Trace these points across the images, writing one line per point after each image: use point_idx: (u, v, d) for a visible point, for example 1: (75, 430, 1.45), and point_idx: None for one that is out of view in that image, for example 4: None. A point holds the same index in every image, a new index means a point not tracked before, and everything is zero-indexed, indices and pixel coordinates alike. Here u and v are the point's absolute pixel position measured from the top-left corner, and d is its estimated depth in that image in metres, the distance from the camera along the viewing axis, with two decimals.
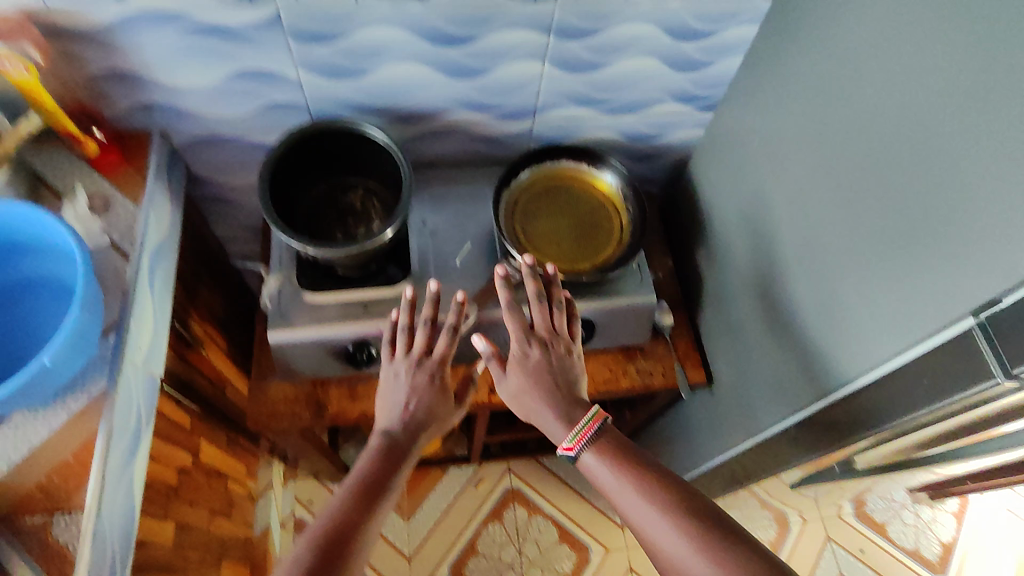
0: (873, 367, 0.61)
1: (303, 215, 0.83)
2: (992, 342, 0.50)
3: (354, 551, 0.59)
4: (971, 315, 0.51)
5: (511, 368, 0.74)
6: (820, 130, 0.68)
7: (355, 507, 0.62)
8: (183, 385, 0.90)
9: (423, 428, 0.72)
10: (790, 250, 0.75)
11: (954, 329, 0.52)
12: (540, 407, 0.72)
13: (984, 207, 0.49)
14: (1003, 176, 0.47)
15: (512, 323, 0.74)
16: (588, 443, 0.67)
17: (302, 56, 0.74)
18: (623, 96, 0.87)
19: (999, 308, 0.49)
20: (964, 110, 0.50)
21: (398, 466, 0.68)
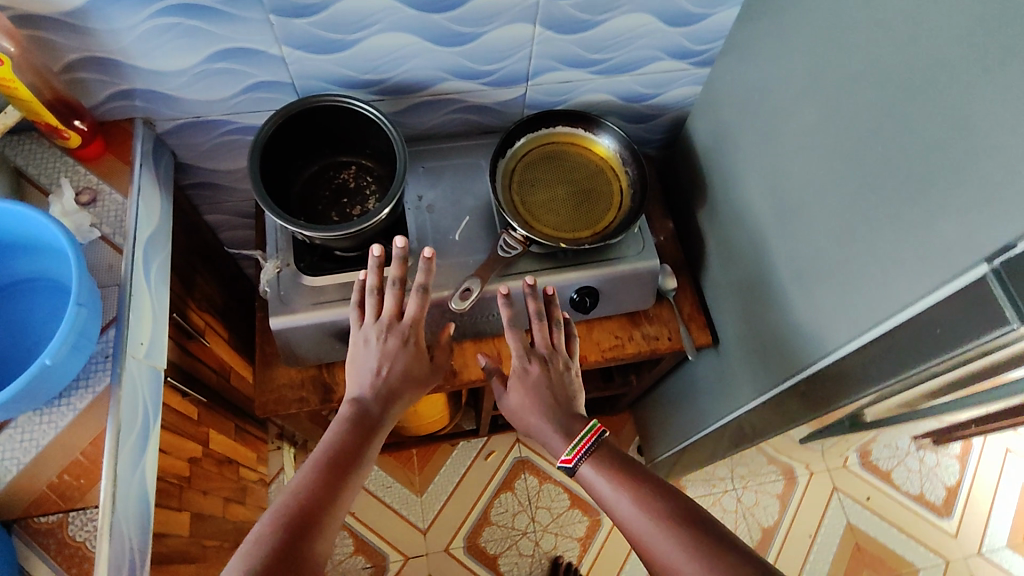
0: (884, 319, 0.60)
1: (297, 199, 0.82)
2: (1007, 289, 0.48)
3: (319, 523, 0.57)
4: (985, 261, 0.49)
5: (512, 383, 0.76)
6: (822, 81, 0.66)
7: (322, 479, 0.60)
8: (186, 377, 0.89)
9: (393, 393, 0.72)
10: (794, 207, 0.73)
11: (966, 278, 0.51)
12: (537, 422, 0.73)
13: (998, 150, 0.47)
14: (1015, 118, 0.45)
15: (512, 338, 0.76)
16: (586, 456, 0.67)
17: (284, 30, 0.71)
18: (617, 55, 0.84)
19: (1014, 253, 0.47)
20: (978, 50, 0.48)
21: (367, 435, 0.67)
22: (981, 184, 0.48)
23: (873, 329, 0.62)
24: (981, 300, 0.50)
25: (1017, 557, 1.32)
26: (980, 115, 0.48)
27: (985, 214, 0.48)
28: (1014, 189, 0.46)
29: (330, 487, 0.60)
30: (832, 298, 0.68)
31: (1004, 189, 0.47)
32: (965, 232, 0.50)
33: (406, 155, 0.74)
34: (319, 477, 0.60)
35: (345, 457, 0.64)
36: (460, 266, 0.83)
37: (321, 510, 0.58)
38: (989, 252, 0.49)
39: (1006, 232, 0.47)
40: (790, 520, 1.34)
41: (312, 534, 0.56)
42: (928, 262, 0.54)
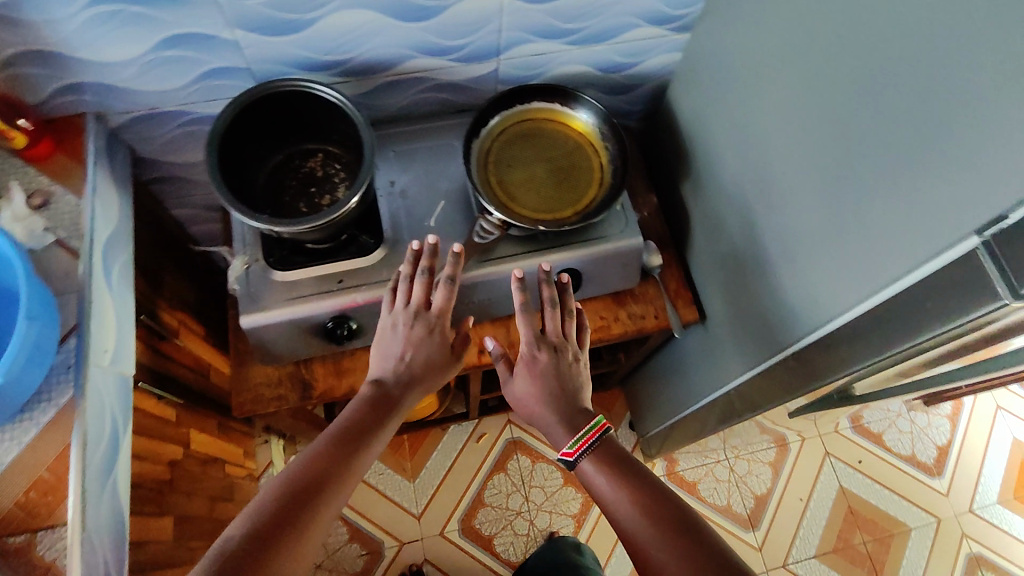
0: (875, 291, 0.58)
1: (263, 190, 0.78)
2: (999, 262, 0.46)
3: (324, 492, 0.58)
4: (976, 233, 0.46)
5: (518, 370, 0.74)
6: (806, 48, 0.62)
7: (333, 452, 0.61)
8: (159, 381, 0.86)
9: (416, 378, 0.71)
10: (781, 179, 0.70)
11: (957, 251, 0.48)
12: (542, 411, 0.72)
13: (994, 118, 0.44)
14: (1007, 83, 0.42)
15: (524, 325, 0.74)
16: (588, 452, 0.66)
17: (234, 12, 0.66)
18: (592, 23, 0.80)
19: (1007, 224, 0.44)
20: (972, 8, 0.44)
21: (383, 413, 0.67)
22: (974, 153, 0.45)
23: (860, 302, 0.60)
24: (975, 275, 0.48)
25: (1009, 512, 1.32)
26: (974, 79, 0.45)
27: (978, 185, 0.46)
28: (1010, 159, 0.43)
29: (338, 462, 0.61)
30: (820, 274, 0.66)
31: (999, 159, 0.44)
32: (958, 204, 0.47)
33: (373, 141, 0.70)
34: (327, 451, 0.61)
35: (357, 433, 0.64)
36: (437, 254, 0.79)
37: (327, 480, 0.59)
38: (983, 225, 0.46)
39: (1001, 205, 0.44)
40: (783, 487, 1.34)
41: (316, 501, 0.57)
42: (919, 236, 0.52)
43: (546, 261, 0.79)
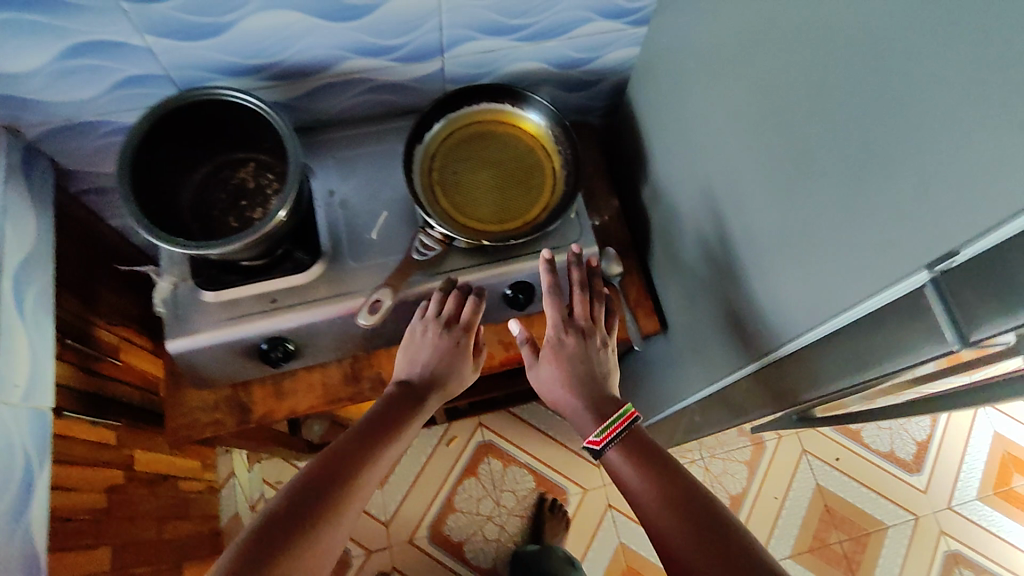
0: (822, 322, 0.52)
1: (190, 205, 0.73)
2: (948, 302, 0.40)
3: (357, 471, 0.58)
4: (928, 266, 0.40)
5: (544, 356, 0.73)
6: (758, 52, 0.57)
7: (364, 436, 0.62)
8: (92, 404, 0.82)
9: (440, 379, 0.72)
10: (737, 190, 0.65)
11: (904, 287, 0.43)
12: (568, 398, 0.70)
13: (934, 147, 0.39)
14: (954, 107, 0.37)
15: (551, 309, 0.72)
16: (615, 441, 0.63)
17: (141, 17, 0.60)
18: (541, 19, 0.73)
19: (958, 262, 0.39)
20: (922, 16, 0.38)
21: (408, 408, 0.68)
22: (913, 182, 0.41)
23: (805, 331, 0.55)
24: (915, 313, 0.43)
25: (989, 508, 1.30)
26: (919, 98, 0.39)
27: (914, 219, 0.41)
28: (951, 193, 0.38)
29: (368, 447, 0.61)
30: (771, 294, 0.61)
31: (939, 193, 0.39)
32: (896, 237, 0.43)
33: (297, 158, 0.66)
34: (350, 439, 0.61)
35: (378, 423, 0.64)
36: (378, 269, 0.75)
37: (352, 461, 0.59)
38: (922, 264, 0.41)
39: (936, 244, 0.39)
40: (759, 486, 1.32)
41: (347, 478, 0.57)
42: (858, 266, 0.47)
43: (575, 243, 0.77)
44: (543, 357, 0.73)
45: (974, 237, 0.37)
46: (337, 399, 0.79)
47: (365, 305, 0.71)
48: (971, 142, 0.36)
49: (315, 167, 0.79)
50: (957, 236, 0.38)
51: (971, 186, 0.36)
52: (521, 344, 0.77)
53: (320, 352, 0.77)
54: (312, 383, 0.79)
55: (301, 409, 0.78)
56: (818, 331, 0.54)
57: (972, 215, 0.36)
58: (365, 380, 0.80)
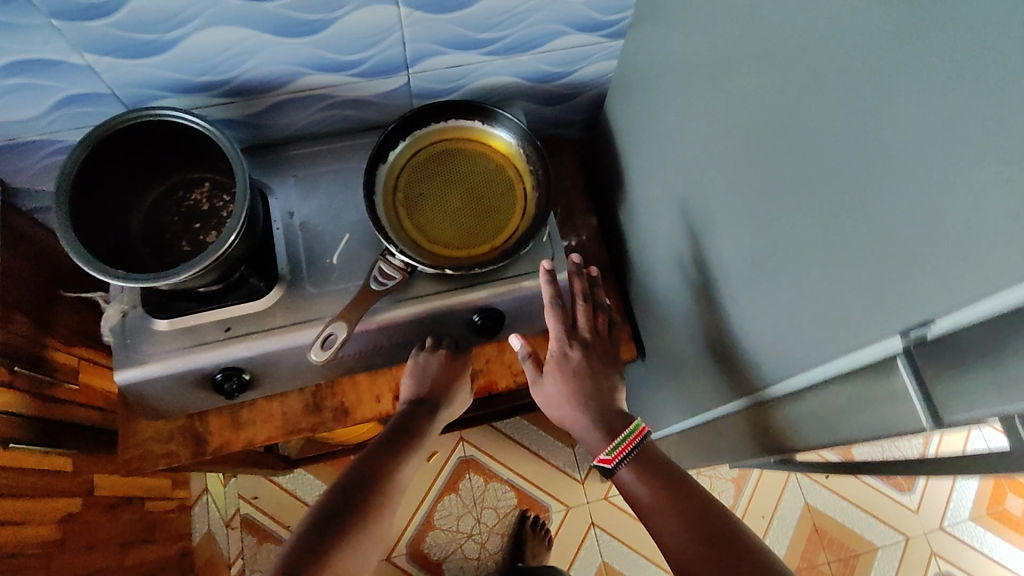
0: (802, 373, 0.49)
1: (139, 228, 0.69)
2: (919, 378, 0.38)
3: (390, 478, 0.59)
4: (899, 335, 0.38)
5: (549, 370, 0.70)
6: (730, 78, 0.53)
7: (393, 444, 0.63)
8: (43, 432, 0.78)
9: (450, 393, 0.73)
10: (711, 220, 0.62)
11: (880, 350, 0.40)
12: (574, 412, 0.67)
13: (906, 204, 0.35)
14: (925, 164, 0.33)
15: (553, 320, 0.71)
16: (627, 460, 0.59)
17: (77, 35, 0.56)
18: (510, 35, 0.69)
19: (930, 337, 0.36)
20: (889, 57, 0.34)
21: (419, 423, 0.68)
22: (884, 240, 0.37)
23: (786, 380, 0.52)
24: (891, 378, 0.40)
25: (981, 529, 1.27)
26: (889, 149, 0.35)
27: (890, 280, 0.37)
28: (926, 260, 0.34)
29: (395, 453, 0.63)
30: (745, 333, 0.58)
31: (912, 256, 0.35)
32: (872, 296, 0.39)
33: (245, 172, 0.62)
34: (368, 454, 0.61)
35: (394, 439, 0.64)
36: (340, 295, 0.71)
37: (383, 467, 0.60)
38: (898, 328, 0.37)
39: (918, 311, 0.36)
40: (747, 504, 1.29)
41: (382, 484, 0.58)
42: (833, 320, 0.44)
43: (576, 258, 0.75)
44: (548, 372, 0.70)
45: (954, 309, 0.33)
46: (297, 429, 0.76)
47: (317, 341, 0.67)
48: (945, 205, 0.32)
49: (274, 186, 0.75)
50: (937, 307, 0.34)
51: (947, 253, 0.33)
52: (523, 360, 0.74)
53: (279, 382, 0.74)
54: (271, 412, 0.76)
55: (260, 439, 0.76)
56: (799, 381, 0.50)
57: (950, 284, 0.33)
58: (327, 409, 0.77)
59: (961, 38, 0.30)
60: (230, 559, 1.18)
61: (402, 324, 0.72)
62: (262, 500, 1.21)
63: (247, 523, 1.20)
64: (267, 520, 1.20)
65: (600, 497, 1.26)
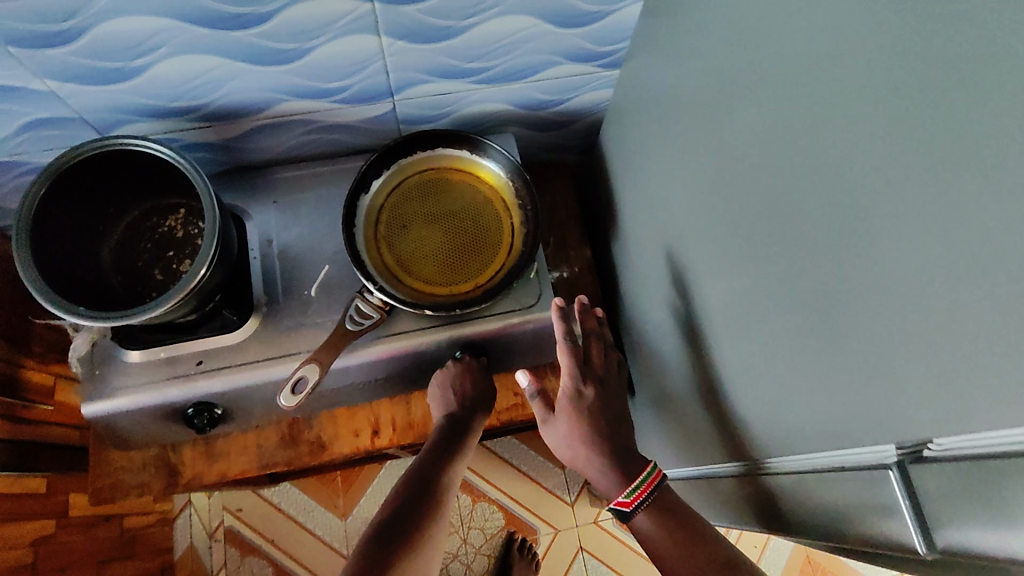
0: (797, 457, 0.46)
1: (112, 256, 0.68)
2: (910, 495, 0.36)
3: (434, 499, 0.62)
4: (894, 447, 0.36)
5: (561, 411, 0.65)
6: (722, 131, 0.50)
7: (432, 464, 0.65)
8: (16, 454, 0.77)
9: (476, 408, 0.71)
10: (703, 269, 0.59)
11: (875, 455, 0.38)
12: (591, 456, 0.62)
13: (913, 303, 0.32)
14: (936, 263, 0.30)
15: (566, 357, 0.65)
16: (645, 504, 0.56)
17: (35, 62, 0.54)
18: (500, 63, 0.67)
19: (925, 456, 0.35)
20: (893, 140, 0.32)
21: (461, 438, 0.69)
22: (887, 335, 0.34)
23: (782, 458, 0.49)
24: (891, 485, 0.37)
25: None
26: (891, 239, 0.33)
27: (891, 377, 0.35)
28: (936, 367, 0.31)
29: (436, 471, 0.64)
30: (735, 394, 0.55)
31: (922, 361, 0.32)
32: (874, 390, 0.36)
33: (212, 199, 0.59)
34: (410, 486, 0.62)
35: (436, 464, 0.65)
36: (317, 330, 0.68)
37: (427, 490, 0.62)
38: (904, 436, 0.35)
39: (924, 419, 0.33)
40: (739, 532, 1.26)
41: (427, 505, 0.61)
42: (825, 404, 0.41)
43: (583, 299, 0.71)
44: (560, 413, 0.65)
45: (967, 431, 0.30)
46: (273, 463, 0.75)
47: (287, 384, 0.63)
48: (956, 310, 0.30)
49: (251, 210, 0.73)
50: (943, 417, 0.32)
51: (955, 363, 0.30)
52: (533, 399, 0.69)
53: (252, 416, 0.72)
54: (246, 445, 0.75)
55: (233, 473, 0.75)
56: (795, 462, 0.47)
57: (959, 397, 0.30)
58: (303, 442, 0.76)
59: (975, 134, 0.27)
60: (213, 571, 1.17)
61: (379, 362, 0.69)
62: (247, 512, 1.20)
63: (231, 535, 1.19)
64: (251, 533, 1.19)
65: (590, 520, 1.24)
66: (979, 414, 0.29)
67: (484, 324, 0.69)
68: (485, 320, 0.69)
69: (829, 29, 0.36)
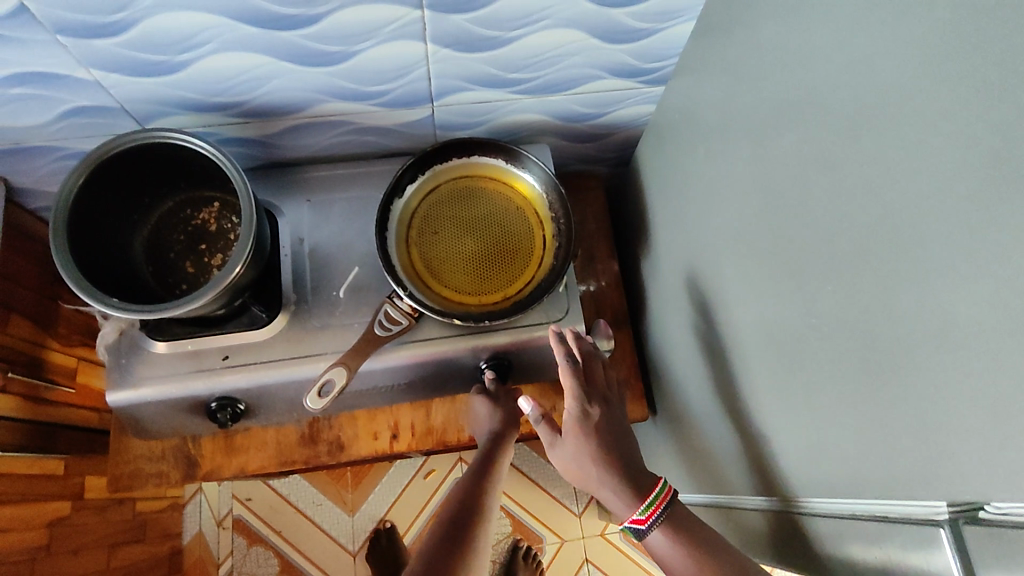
0: (836, 499, 0.46)
1: (144, 246, 0.69)
2: (962, 555, 0.35)
3: (477, 525, 0.59)
4: (945, 505, 0.36)
5: (568, 431, 0.62)
6: (771, 160, 0.50)
7: (469, 490, 0.62)
8: (35, 436, 0.77)
9: (510, 432, 0.69)
10: (737, 297, 0.58)
11: (922, 508, 0.37)
12: (603, 477, 0.59)
13: (984, 361, 0.31)
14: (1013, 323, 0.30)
15: (568, 379, 0.63)
16: (661, 521, 0.55)
17: (83, 52, 0.54)
18: (544, 75, 0.66)
19: (980, 517, 0.34)
20: (971, 190, 0.31)
21: (487, 483, 0.64)
22: (950, 389, 0.33)
23: (819, 499, 0.48)
24: (943, 546, 0.36)
25: None
26: (961, 292, 0.32)
27: (950, 433, 0.34)
28: (1003, 431, 0.31)
29: (475, 495, 0.62)
30: (767, 426, 0.54)
31: (987, 421, 0.31)
32: (930, 443, 0.36)
33: (249, 196, 0.59)
34: (452, 513, 0.59)
35: (464, 512, 0.59)
36: (344, 332, 0.68)
37: (470, 516, 0.59)
38: (960, 496, 0.34)
39: (985, 482, 0.32)
40: None
41: (468, 530, 0.57)
42: (875, 447, 0.40)
43: (576, 326, 0.69)
44: (567, 434, 0.62)
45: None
46: (290, 461, 0.75)
47: (314, 388, 0.65)
48: None
49: (284, 206, 0.73)
50: (1005, 483, 0.31)
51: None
52: (535, 421, 0.67)
53: (274, 414, 0.72)
54: (264, 442, 0.76)
55: (251, 468, 0.75)
56: (834, 505, 0.47)
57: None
58: (322, 442, 0.76)
59: None
60: (219, 559, 1.17)
61: (402, 369, 0.69)
62: (256, 501, 1.20)
63: (239, 524, 1.19)
64: (258, 523, 1.19)
65: (596, 532, 1.24)
66: None
67: (511, 337, 0.69)
68: (510, 330, 0.69)
69: (906, 66, 0.35)
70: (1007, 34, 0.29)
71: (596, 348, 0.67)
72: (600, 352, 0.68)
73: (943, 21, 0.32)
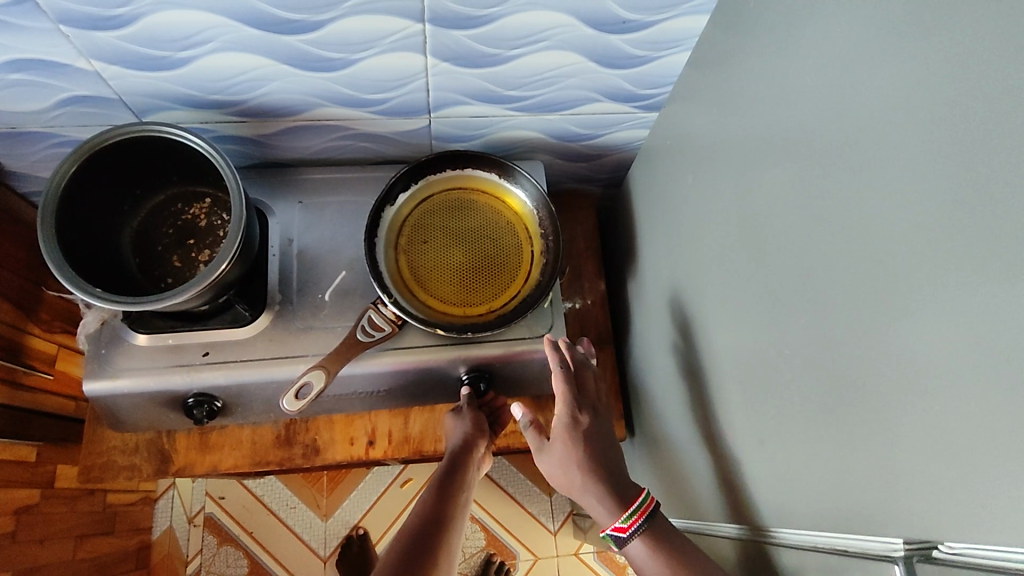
0: (801, 530, 0.46)
1: (131, 238, 0.69)
2: None
3: (442, 537, 0.59)
4: (902, 541, 0.36)
5: (556, 437, 0.63)
6: (752, 192, 0.51)
7: (435, 500, 0.62)
8: (9, 421, 0.77)
9: (477, 442, 0.69)
10: (717, 325, 0.59)
11: (878, 543, 0.38)
12: (586, 484, 0.59)
13: (949, 405, 0.32)
14: (978, 369, 0.30)
15: (559, 385, 0.64)
16: (641, 531, 0.55)
17: (85, 43, 0.54)
18: (542, 94, 0.67)
19: (935, 556, 0.34)
20: (943, 234, 0.32)
21: (452, 499, 0.63)
22: (915, 428, 0.34)
23: (784, 529, 0.48)
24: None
25: None
26: (929, 332, 0.33)
27: (913, 471, 0.34)
28: (962, 474, 0.31)
29: (440, 505, 0.62)
30: (740, 453, 0.55)
31: (949, 462, 0.32)
32: (892, 481, 0.36)
33: (240, 192, 0.59)
34: (420, 523, 0.59)
35: (426, 529, 0.59)
36: (327, 335, 0.68)
37: (436, 528, 0.59)
38: (913, 530, 0.35)
39: (942, 521, 0.33)
40: None
41: (434, 542, 0.58)
42: (840, 482, 0.41)
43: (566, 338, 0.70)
44: (555, 439, 0.63)
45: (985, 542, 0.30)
46: (264, 462, 0.75)
47: (292, 389, 0.64)
48: (990, 422, 0.29)
49: (275, 207, 0.73)
50: (963, 526, 0.31)
51: (985, 473, 0.30)
52: (526, 426, 0.67)
53: (251, 413, 0.72)
54: (239, 440, 0.75)
55: (224, 467, 0.75)
56: (797, 536, 0.47)
57: (981, 503, 0.30)
58: (297, 445, 0.76)
59: None
60: (188, 556, 1.16)
61: (385, 375, 0.69)
62: (229, 500, 1.19)
63: (210, 522, 1.18)
64: (230, 522, 1.18)
65: (571, 551, 1.23)
66: (999, 528, 0.29)
67: (493, 350, 0.69)
68: (493, 344, 0.69)
69: (887, 110, 0.36)
70: (983, 86, 0.30)
71: (588, 359, 0.68)
72: (592, 364, 0.69)
73: (924, 69, 0.33)
